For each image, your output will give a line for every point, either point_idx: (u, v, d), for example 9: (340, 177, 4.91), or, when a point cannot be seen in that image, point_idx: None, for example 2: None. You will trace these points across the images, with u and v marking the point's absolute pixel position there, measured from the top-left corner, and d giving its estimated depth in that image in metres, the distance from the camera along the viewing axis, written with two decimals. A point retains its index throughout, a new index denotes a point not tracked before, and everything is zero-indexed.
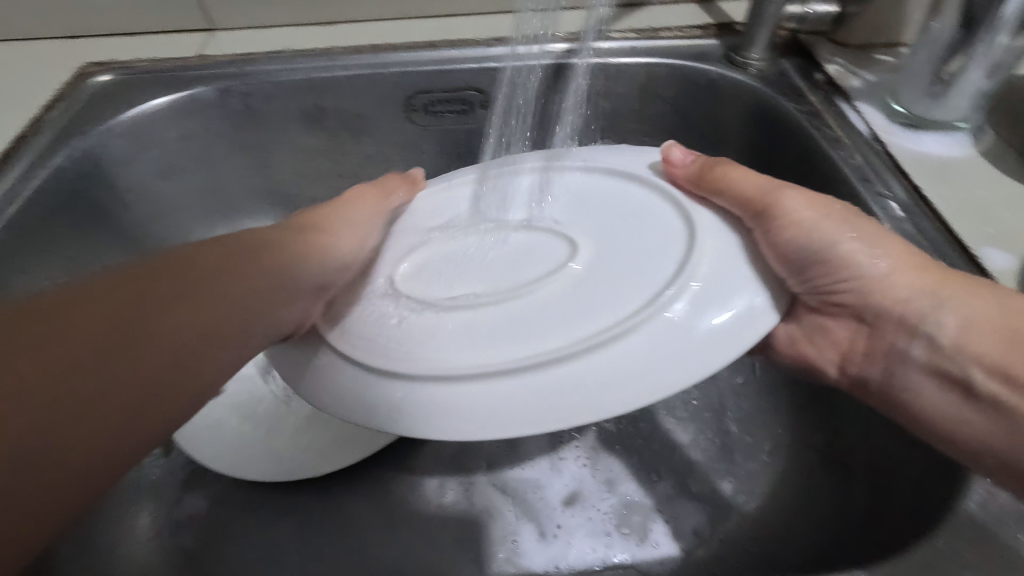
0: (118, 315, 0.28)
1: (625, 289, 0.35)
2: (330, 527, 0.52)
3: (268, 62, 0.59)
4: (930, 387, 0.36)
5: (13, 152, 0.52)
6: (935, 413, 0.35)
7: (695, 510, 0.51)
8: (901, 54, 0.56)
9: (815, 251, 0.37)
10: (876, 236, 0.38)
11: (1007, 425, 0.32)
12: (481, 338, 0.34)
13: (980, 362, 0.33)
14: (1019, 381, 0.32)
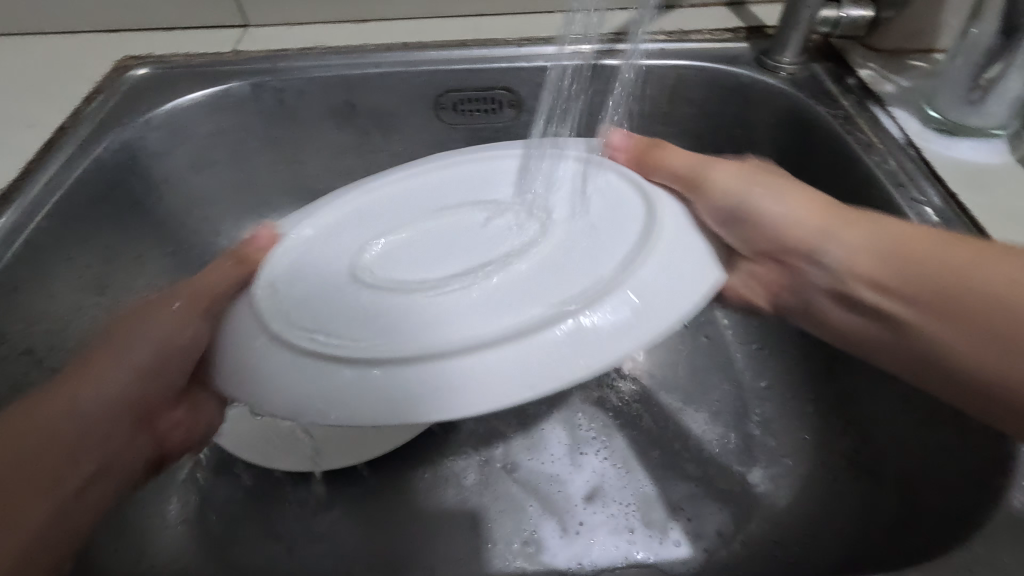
0: (52, 440, 0.36)
1: (596, 263, 0.36)
2: (355, 518, 0.53)
3: (301, 59, 0.60)
4: (834, 306, 0.44)
5: (54, 143, 0.53)
6: (844, 328, 0.44)
7: (719, 511, 0.51)
8: (935, 60, 0.56)
9: (737, 211, 0.43)
10: (782, 189, 0.44)
11: (887, 328, 0.40)
12: (447, 310, 0.34)
13: (862, 281, 0.41)
14: (891, 292, 0.39)
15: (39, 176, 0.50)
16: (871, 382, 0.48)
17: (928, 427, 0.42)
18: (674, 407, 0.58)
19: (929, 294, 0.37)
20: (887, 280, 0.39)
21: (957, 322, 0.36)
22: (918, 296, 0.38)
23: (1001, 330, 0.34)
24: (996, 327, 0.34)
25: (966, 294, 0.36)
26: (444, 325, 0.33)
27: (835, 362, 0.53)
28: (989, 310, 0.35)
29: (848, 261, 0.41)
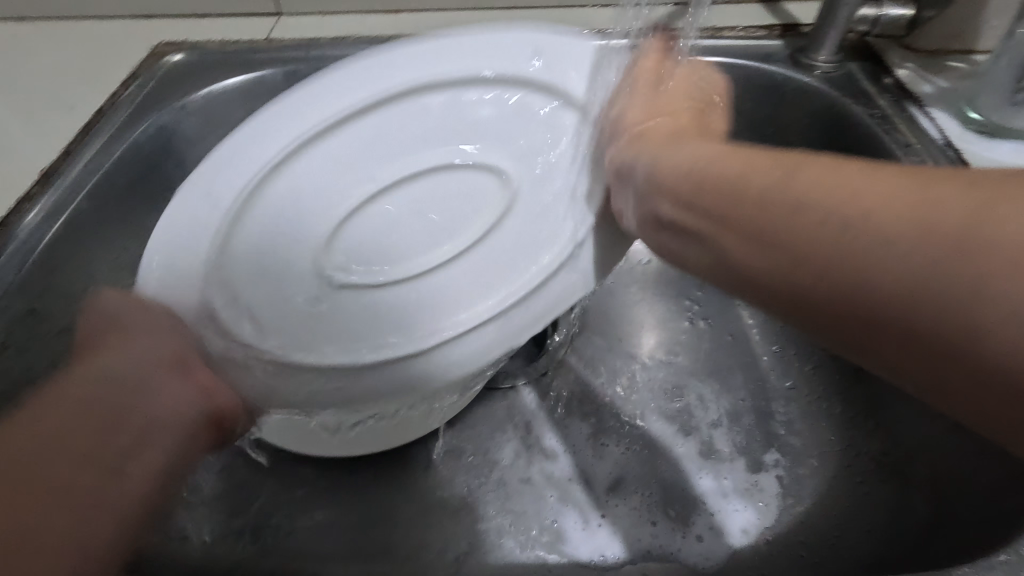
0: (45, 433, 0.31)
1: (530, 250, 0.45)
2: (380, 505, 0.53)
3: (335, 48, 0.60)
4: (676, 238, 0.35)
5: (94, 126, 0.54)
6: (688, 261, 0.34)
7: (743, 508, 0.51)
8: (975, 61, 0.55)
9: (626, 167, 0.39)
10: (638, 145, 0.40)
11: (701, 248, 0.33)
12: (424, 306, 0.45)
13: (664, 197, 0.35)
14: (694, 206, 0.33)
15: (80, 158, 0.51)
16: (900, 384, 0.48)
17: (960, 429, 0.42)
18: (697, 403, 0.58)
19: (736, 211, 0.30)
20: (707, 201, 0.32)
21: (778, 253, 0.28)
22: (708, 208, 0.32)
23: (852, 230, 0.25)
24: (799, 241, 0.27)
25: (759, 205, 0.29)
26: (411, 325, 0.44)
27: (861, 362, 0.53)
28: (858, 219, 0.25)
29: (680, 199, 0.34)
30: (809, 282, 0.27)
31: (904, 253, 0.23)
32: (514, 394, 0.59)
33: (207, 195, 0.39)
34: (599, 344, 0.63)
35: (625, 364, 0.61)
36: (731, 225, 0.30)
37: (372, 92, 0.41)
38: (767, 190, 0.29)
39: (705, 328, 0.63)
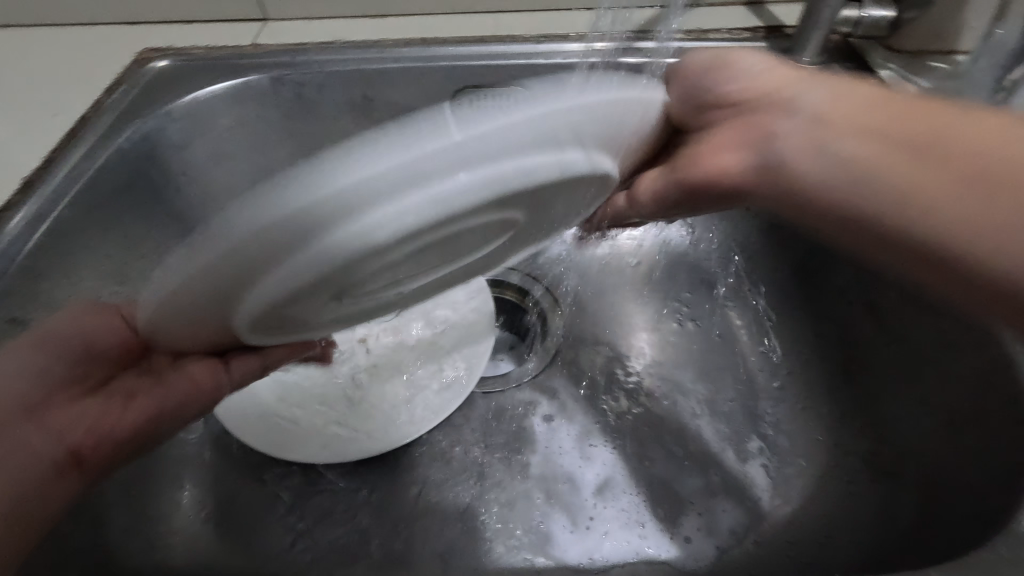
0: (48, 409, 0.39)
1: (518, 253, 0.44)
2: (367, 510, 0.53)
3: (320, 53, 0.60)
4: (755, 140, 0.36)
5: (77, 133, 0.53)
6: (794, 172, 0.34)
7: (732, 508, 0.51)
8: (956, 62, 0.56)
9: (809, 108, 0.35)
10: (834, 82, 0.36)
11: (836, 167, 0.33)
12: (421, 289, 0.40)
13: (848, 145, 0.33)
14: (863, 157, 0.32)
15: (63, 164, 0.51)
16: (891, 385, 0.48)
17: (949, 430, 0.42)
18: (686, 405, 0.58)
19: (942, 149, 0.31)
20: (903, 132, 0.32)
21: (990, 188, 0.29)
22: (904, 131, 0.32)
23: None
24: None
25: (957, 142, 0.30)
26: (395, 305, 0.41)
27: (854, 362, 0.53)
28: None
29: (856, 138, 0.33)
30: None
31: (940, 229, 0.30)
32: (503, 397, 0.59)
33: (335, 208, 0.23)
34: (589, 347, 0.62)
35: (615, 367, 0.61)
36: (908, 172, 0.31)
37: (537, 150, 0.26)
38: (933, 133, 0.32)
39: (693, 330, 0.63)
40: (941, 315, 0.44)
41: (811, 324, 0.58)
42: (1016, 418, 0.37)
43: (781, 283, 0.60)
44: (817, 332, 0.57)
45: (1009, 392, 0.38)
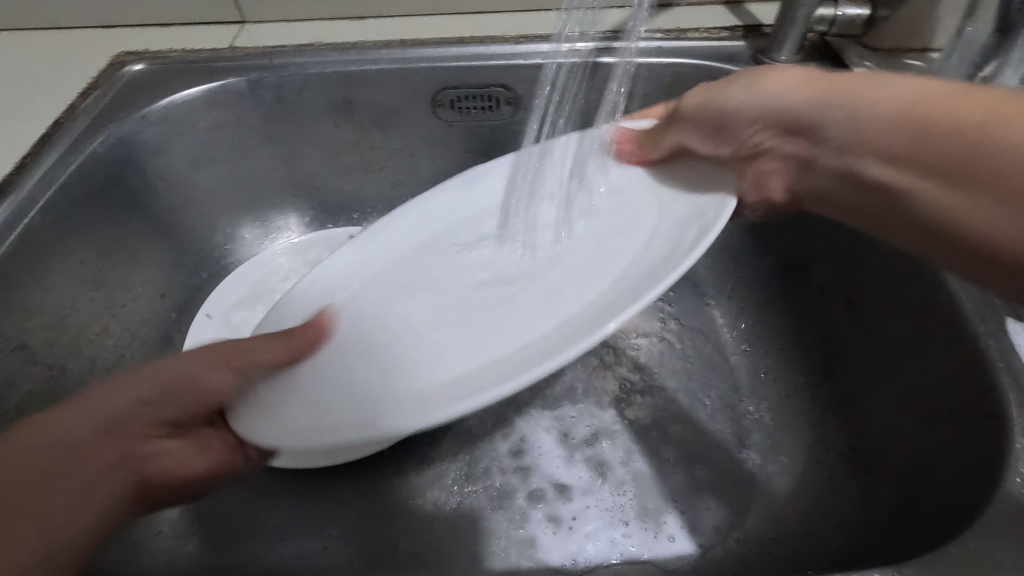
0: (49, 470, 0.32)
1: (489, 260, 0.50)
2: (349, 516, 0.53)
3: (299, 55, 0.59)
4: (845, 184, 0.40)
5: (50, 138, 0.53)
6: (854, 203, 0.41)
7: (716, 507, 0.51)
8: (931, 59, 0.56)
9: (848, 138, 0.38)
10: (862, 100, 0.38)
11: (867, 192, 0.39)
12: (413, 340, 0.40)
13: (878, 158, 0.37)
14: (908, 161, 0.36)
15: (35, 170, 0.50)
16: (869, 379, 0.48)
17: (924, 424, 0.42)
18: (670, 404, 0.58)
19: (905, 140, 0.35)
20: (925, 159, 0.35)
21: (956, 183, 0.33)
22: (924, 163, 0.35)
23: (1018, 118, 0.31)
24: (962, 134, 0.33)
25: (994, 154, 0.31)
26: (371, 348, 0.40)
27: (830, 358, 0.53)
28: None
29: (886, 163, 0.37)
30: (980, 211, 0.32)
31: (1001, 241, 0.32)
32: None
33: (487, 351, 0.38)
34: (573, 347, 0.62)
35: (599, 367, 0.61)
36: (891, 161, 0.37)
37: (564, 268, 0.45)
38: (896, 110, 0.36)
39: (677, 328, 0.63)
40: (913, 309, 0.44)
41: (790, 322, 0.58)
42: (988, 411, 0.37)
43: (762, 281, 0.60)
44: (795, 329, 0.57)
45: (980, 386, 0.38)
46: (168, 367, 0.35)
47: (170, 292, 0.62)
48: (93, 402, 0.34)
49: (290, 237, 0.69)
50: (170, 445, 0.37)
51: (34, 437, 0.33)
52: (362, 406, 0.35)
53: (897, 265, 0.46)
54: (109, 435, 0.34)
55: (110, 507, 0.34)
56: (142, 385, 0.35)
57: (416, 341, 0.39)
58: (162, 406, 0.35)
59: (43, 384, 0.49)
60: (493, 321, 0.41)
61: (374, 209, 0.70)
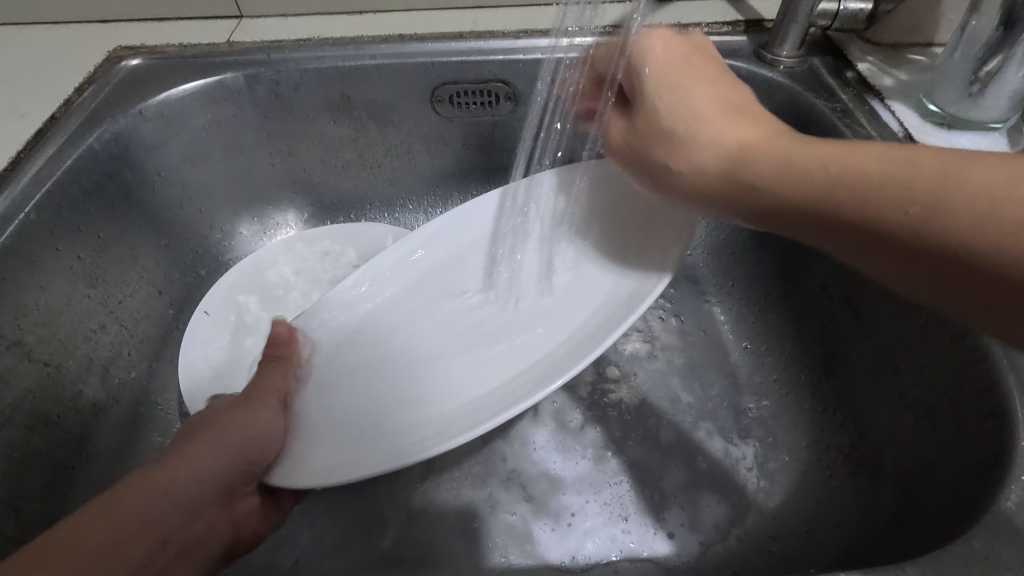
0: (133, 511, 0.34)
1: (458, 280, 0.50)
2: (347, 512, 0.52)
3: (296, 50, 0.59)
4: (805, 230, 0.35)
5: (45, 134, 0.52)
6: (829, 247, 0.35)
7: (716, 504, 0.51)
8: (934, 54, 0.56)
9: (806, 176, 0.34)
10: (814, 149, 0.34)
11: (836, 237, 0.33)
12: (439, 366, 0.46)
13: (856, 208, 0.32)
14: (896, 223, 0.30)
15: (30, 166, 0.49)
16: (871, 377, 0.48)
17: (926, 422, 0.42)
18: (670, 402, 0.58)
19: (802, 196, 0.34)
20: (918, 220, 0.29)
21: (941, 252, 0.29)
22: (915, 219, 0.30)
23: (896, 212, 0.30)
24: (840, 219, 0.32)
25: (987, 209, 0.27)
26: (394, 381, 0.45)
27: (831, 356, 0.52)
28: (954, 210, 0.28)
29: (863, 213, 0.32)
30: (892, 275, 0.31)
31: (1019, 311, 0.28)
32: None
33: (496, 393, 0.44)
34: None
35: (598, 364, 0.60)
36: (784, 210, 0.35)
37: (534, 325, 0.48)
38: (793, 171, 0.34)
39: (677, 326, 0.63)
40: (912, 307, 0.44)
41: (791, 319, 0.57)
42: (989, 410, 0.37)
43: (762, 278, 0.60)
44: (796, 327, 0.56)
45: (982, 384, 0.38)
46: (246, 422, 0.40)
47: (167, 290, 0.62)
48: (190, 465, 0.39)
49: (288, 233, 0.69)
50: (244, 497, 0.42)
51: (153, 494, 0.36)
52: (371, 432, 0.42)
53: None
54: (207, 492, 0.39)
55: (211, 550, 0.40)
56: (230, 440, 0.40)
57: (428, 367, 0.46)
58: (246, 457, 0.40)
59: (41, 382, 0.48)
60: (503, 359, 0.46)
61: (372, 206, 0.70)
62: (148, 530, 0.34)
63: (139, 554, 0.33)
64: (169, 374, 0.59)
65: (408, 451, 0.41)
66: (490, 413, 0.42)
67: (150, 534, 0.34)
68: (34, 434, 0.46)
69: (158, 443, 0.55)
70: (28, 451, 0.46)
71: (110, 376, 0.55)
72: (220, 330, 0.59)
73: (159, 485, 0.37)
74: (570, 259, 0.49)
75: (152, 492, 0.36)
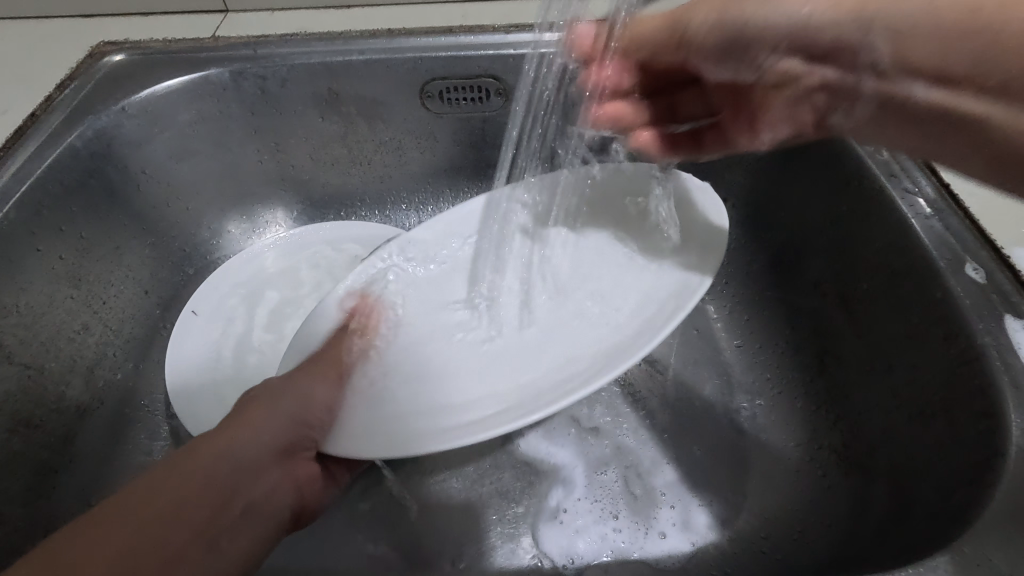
0: (193, 463, 0.34)
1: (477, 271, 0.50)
2: (334, 512, 0.51)
3: (283, 45, 0.57)
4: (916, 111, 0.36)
5: (25, 131, 0.51)
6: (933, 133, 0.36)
7: (709, 503, 0.51)
8: None
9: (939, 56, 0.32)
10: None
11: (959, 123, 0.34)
12: (459, 363, 0.45)
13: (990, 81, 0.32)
14: None
15: (9, 165, 0.48)
16: (862, 375, 0.47)
17: (916, 422, 0.42)
18: (664, 400, 0.57)
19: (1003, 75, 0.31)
20: None
21: None
22: None
23: None
24: None
25: None
26: (413, 373, 0.44)
27: (824, 355, 0.52)
28: None
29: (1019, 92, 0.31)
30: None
31: None
32: None
33: (513, 395, 0.43)
34: None
35: None
36: (946, 113, 0.35)
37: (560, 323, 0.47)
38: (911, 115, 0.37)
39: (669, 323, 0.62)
40: (905, 307, 0.43)
41: (785, 317, 0.56)
42: (982, 411, 0.36)
43: (756, 275, 0.60)
44: (790, 324, 0.56)
45: (976, 384, 0.37)
46: (301, 387, 0.39)
47: (153, 289, 0.61)
48: (250, 429, 0.37)
49: (277, 231, 0.68)
50: (307, 463, 0.40)
51: (213, 459, 0.35)
52: (389, 419, 0.41)
53: (890, 258, 0.45)
54: (269, 458, 0.37)
55: (279, 515, 0.38)
56: (285, 407, 0.38)
57: (454, 356, 0.45)
58: (301, 422, 0.39)
59: (22, 384, 0.47)
60: (523, 361, 0.45)
61: (362, 203, 0.69)
62: (209, 493, 0.33)
63: (201, 516, 0.32)
64: (156, 373, 0.59)
65: (430, 441, 0.40)
66: (512, 413, 0.41)
67: (213, 495, 0.33)
68: (16, 438, 0.46)
69: (145, 443, 0.55)
70: (9, 455, 0.45)
71: (95, 377, 0.54)
72: (207, 330, 0.58)
73: (218, 449, 0.35)
74: (555, 261, 0.50)
75: (212, 456, 0.35)
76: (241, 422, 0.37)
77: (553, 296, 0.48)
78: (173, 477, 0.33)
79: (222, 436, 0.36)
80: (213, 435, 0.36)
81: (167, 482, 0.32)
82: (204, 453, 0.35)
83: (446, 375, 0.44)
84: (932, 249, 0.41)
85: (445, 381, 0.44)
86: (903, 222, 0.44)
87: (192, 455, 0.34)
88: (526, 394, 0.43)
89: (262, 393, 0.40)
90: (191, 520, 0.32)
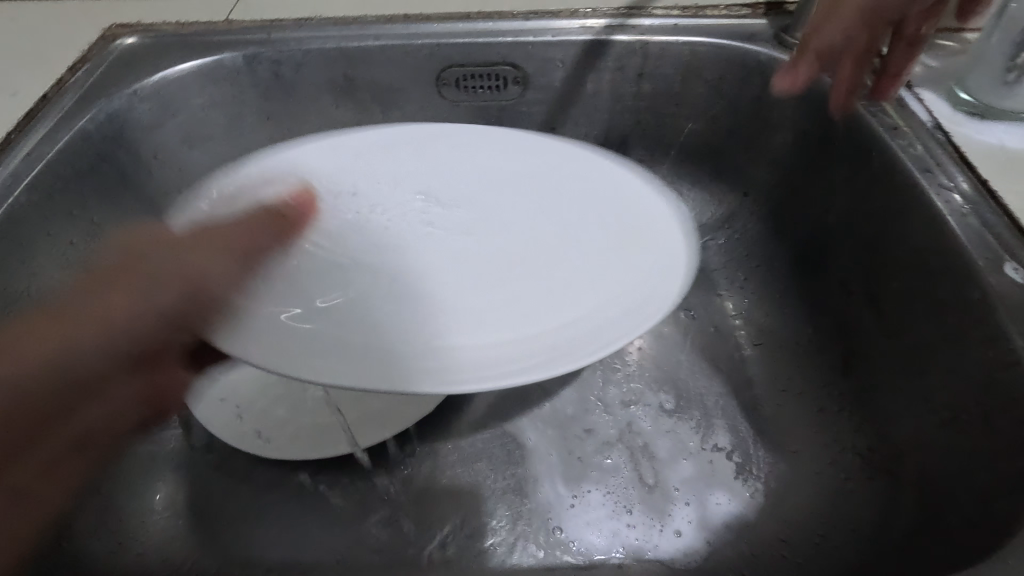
0: (90, 300, 0.36)
1: (486, 210, 0.49)
2: (343, 507, 0.50)
3: (298, 30, 0.56)
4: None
5: (36, 113, 0.50)
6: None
7: (726, 502, 0.49)
8: (965, 40, 0.53)
9: None
10: None
11: None
12: (465, 288, 0.43)
13: None
14: None
15: (20, 148, 0.48)
16: (890, 376, 0.46)
17: (949, 429, 0.40)
18: (681, 397, 0.55)
19: None
20: None
21: None
22: None
23: None
24: None
25: None
26: (382, 328, 0.39)
27: (852, 354, 0.50)
28: None
29: None
30: None
31: None
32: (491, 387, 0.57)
33: (495, 335, 0.39)
34: None
35: (608, 358, 0.58)
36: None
37: (530, 302, 0.41)
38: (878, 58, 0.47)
39: (686, 320, 0.60)
40: (939, 307, 0.42)
41: (810, 316, 0.55)
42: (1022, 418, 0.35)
43: (780, 273, 0.58)
44: (815, 323, 0.55)
45: (1015, 390, 0.35)
46: (186, 266, 0.36)
47: None
48: (134, 300, 0.36)
49: None
50: (181, 369, 0.39)
51: (63, 345, 0.35)
52: (326, 338, 0.38)
53: (924, 257, 0.43)
54: (121, 355, 0.36)
55: (132, 422, 0.37)
56: (172, 290, 0.36)
57: (459, 286, 0.43)
58: (187, 319, 0.36)
59: None
60: (521, 296, 0.42)
61: None
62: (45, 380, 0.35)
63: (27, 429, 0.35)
64: None
65: (388, 358, 0.37)
66: (484, 356, 0.37)
67: (67, 374, 0.35)
68: None
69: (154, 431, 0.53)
70: None
71: None
72: None
73: (60, 338, 0.35)
74: (543, 220, 0.47)
75: (54, 345, 0.35)
76: (117, 283, 0.36)
77: (517, 274, 0.44)
78: (43, 330, 0.35)
79: (86, 294, 0.36)
80: (86, 291, 0.36)
81: (38, 356, 0.35)
82: (75, 325, 0.35)
83: (411, 331, 0.39)
84: (970, 248, 0.40)
85: (426, 323, 0.40)
86: (937, 218, 0.42)
87: (59, 322, 0.35)
88: (502, 342, 0.38)
89: (133, 258, 0.36)
90: (54, 394, 0.35)
